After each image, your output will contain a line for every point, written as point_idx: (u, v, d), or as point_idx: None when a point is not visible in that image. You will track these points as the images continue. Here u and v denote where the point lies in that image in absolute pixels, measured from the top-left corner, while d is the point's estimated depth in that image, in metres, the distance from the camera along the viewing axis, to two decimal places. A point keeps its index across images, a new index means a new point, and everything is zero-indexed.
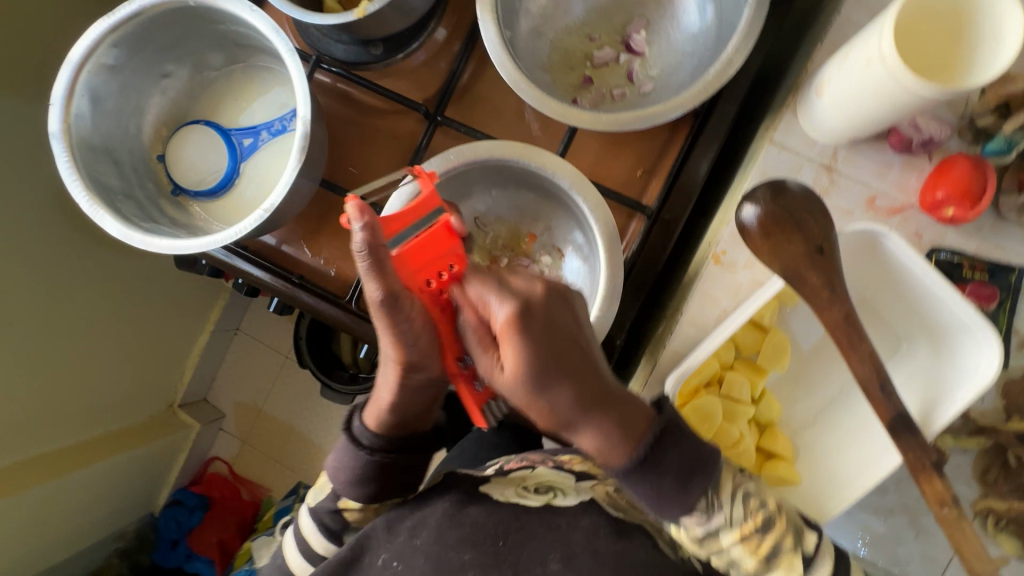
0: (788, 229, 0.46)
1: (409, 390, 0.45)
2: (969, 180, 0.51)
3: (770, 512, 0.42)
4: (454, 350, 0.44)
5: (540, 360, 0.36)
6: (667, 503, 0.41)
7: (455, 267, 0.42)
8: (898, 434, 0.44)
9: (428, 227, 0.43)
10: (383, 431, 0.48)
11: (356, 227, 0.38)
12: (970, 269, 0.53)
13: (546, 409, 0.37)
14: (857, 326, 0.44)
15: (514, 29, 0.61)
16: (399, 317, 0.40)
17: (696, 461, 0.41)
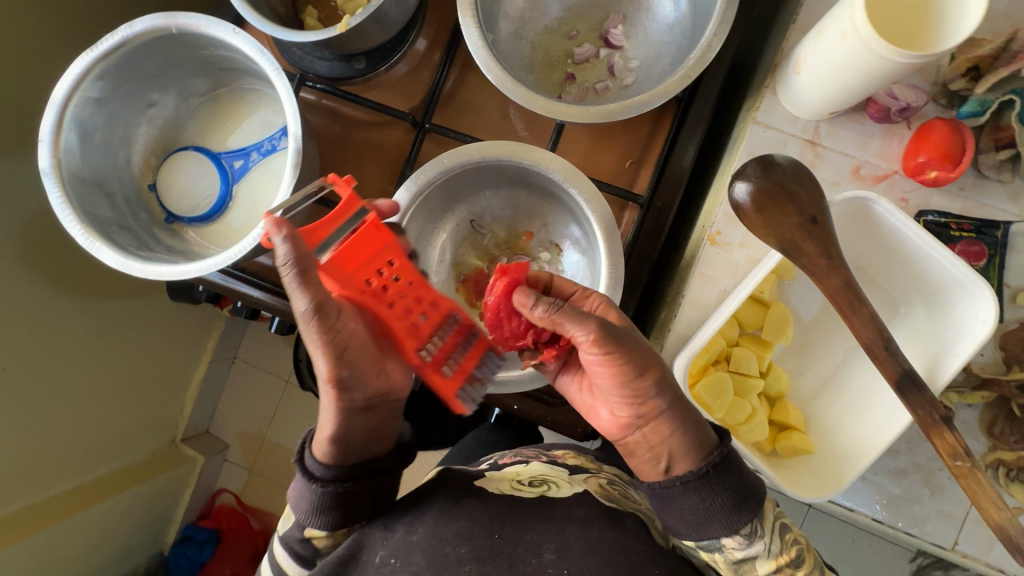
0: (782, 203, 0.47)
1: (348, 409, 0.47)
2: (948, 143, 0.53)
3: (800, 547, 0.46)
4: (412, 341, 0.46)
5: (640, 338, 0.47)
6: (715, 519, 0.44)
7: (394, 263, 0.46)
8: (906, 392, 0.45)
9: (357, 229, 0.46)
10: (338, 459, 0.47)
11: (278, 241, 0.40)
12: (958, 229, 0.55)
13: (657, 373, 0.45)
14: (856, 291, 0.46)
15: (496, 33, 0.62)
16: (329, 325, 0.43)
17: (746, 489, 0.44)
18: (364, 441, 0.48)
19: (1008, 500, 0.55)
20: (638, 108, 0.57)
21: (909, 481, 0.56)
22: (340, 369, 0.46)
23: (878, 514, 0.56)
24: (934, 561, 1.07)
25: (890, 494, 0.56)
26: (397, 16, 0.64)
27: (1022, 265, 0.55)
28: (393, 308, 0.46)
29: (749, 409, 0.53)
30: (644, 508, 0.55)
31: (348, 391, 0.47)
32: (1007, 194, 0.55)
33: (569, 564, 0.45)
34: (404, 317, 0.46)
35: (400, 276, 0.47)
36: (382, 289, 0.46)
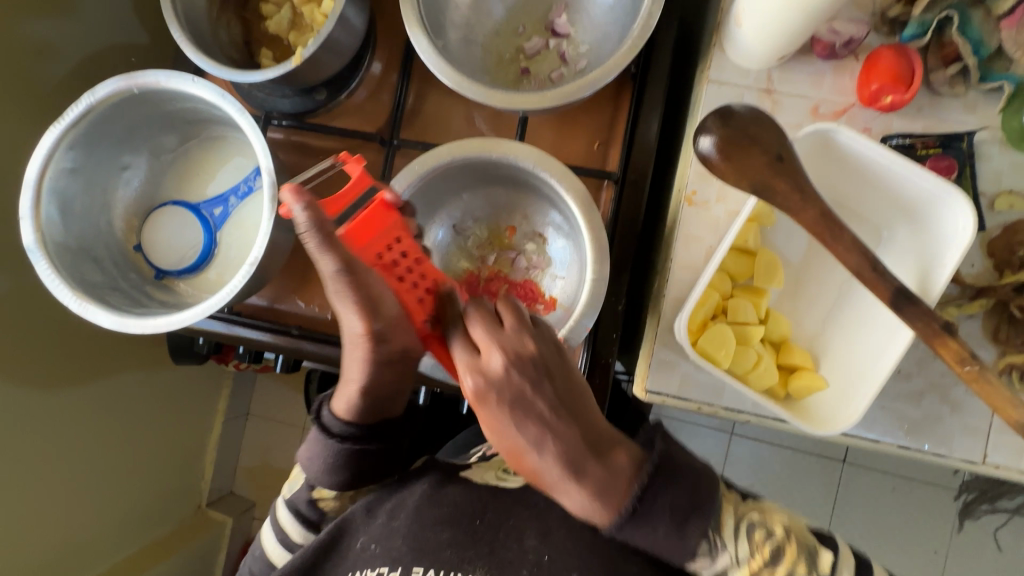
0: (746, 147, 0.48)
1: (377, 361, 0.47)
2: (896, 66, 0.54)
3: (780, 542, 0.39)
4: (422, 311, 0.49)
5: (507, 394, 0.40)
6: (669, 547, 0.40)
7: (400, 240, 0.51)
8: (902, 307, 0.45)
9: (369, 207, 0.51)
10: (353, 419, 0.50)
11: (295, 208, 0.41)
12: (924, 147, 0.56)
13: (517, 432, 0.39)
14: (835, 219, 0.46)
15: (446, 41, 0.64)
16: (360, 279, 0.45)
17: (689, 503, 0.39)
18: (383, 402, 0.50)
19: None
20: (595, 86, 0.58)
21: (927, 401, 0.56)
22: (372, 325, 0.45)
23: (902, 440, 0.56)
24: (979, 496, 1.06)
25: (910, 418, 0.56)
26: (349, 42, 0.66)
27: (993, 172, 0.56)
28: (402, 281, 0.50)
29: (754, 355, 0.53)
30: None
31: (381, 344, 0.46)
32: (965, 107, 0.57)
33: (552, 549, 0.47)
34: (413, 291, 0.49)
35: (407, 252, 0.51)
36: (392, 263, 0.50)
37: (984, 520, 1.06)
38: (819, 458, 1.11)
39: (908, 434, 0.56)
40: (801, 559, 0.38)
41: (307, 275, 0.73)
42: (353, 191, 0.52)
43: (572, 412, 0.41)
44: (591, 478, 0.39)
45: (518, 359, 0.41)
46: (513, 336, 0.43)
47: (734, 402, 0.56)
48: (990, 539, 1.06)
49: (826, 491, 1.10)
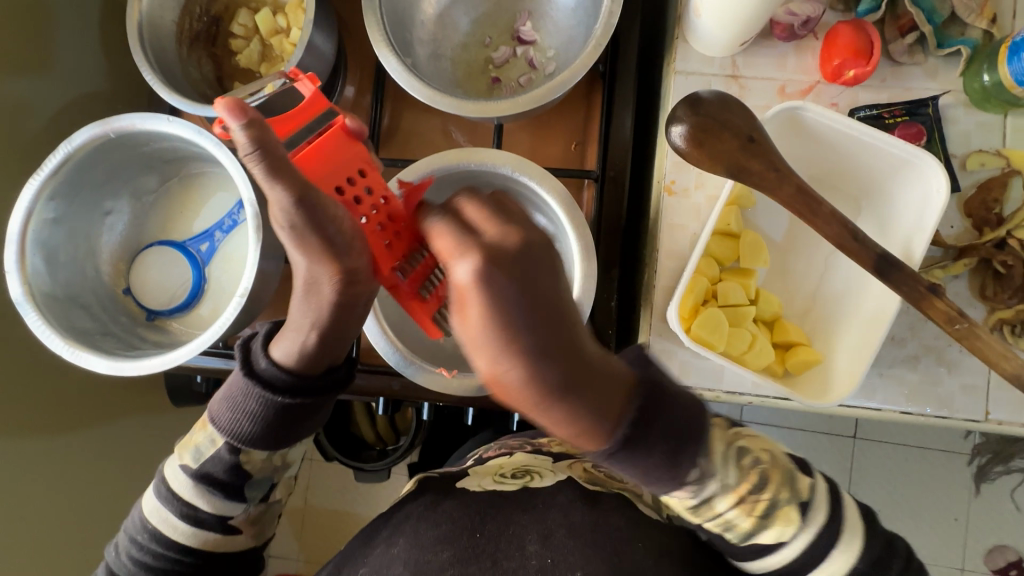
0: (717, 132, 0.49)
1: (344, 301, 0.45)
2: (855, 40, 0.56)
3: (764, 468, 0.42)
4: (389, 260, 0.49)
5: (512, 290, 0.30)
6: (656, 475, 0.38)
7: (364, 171, 0.50)
8: (886, 273, 0.46)
9: (327, 133, 0.50)
10: (295, 372, 0.49)
11: (237, 127, 0.39)
12: (891, 116, 0.58)
13: (516, 341, 0.30)
14: (811, 194, 0.47)
15: (415, 58, 0.65)
16: (317, 212, 0.41)
17: (682, 429, 0.37)
18: (332, 347, 0.49)
19: None
20: (564, 87, 0.59)
21: (925, 365, 0.56)
22: (340, 264, 0.43)
23: (904, 405, 0.56)
24: (993, 457, 1.06)
25: (910, 383, 0.56)
26: (320, 68, 0.67)
27: (961, 133, 0.58)
28: (370, 221, 0.49)
29: (748, 335, 0.53)
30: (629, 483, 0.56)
31: (351, 285, 0.45)
32: (927, 73, 0.58)
33: (553, 552, 0.48)
34: (380, 232, 0.49)
35: (371, 186, 0.50)
36: (354, 199, 0.49)
37: (1000, 482, 1.05)
38: (830, 435, 1.11)
39: (910, 399, 0.56)
40: (784, 483, 0.42)
41: None
42: (312, 115, 0.53)
43: (573, 333, 0.32)
44: (591, 405, 0.31)
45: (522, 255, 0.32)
46: (508, 229, 0.33)
47: (735, 384, 0.56)
48: (1008, 500, 1.05)
49: (841, 467, 1.10)
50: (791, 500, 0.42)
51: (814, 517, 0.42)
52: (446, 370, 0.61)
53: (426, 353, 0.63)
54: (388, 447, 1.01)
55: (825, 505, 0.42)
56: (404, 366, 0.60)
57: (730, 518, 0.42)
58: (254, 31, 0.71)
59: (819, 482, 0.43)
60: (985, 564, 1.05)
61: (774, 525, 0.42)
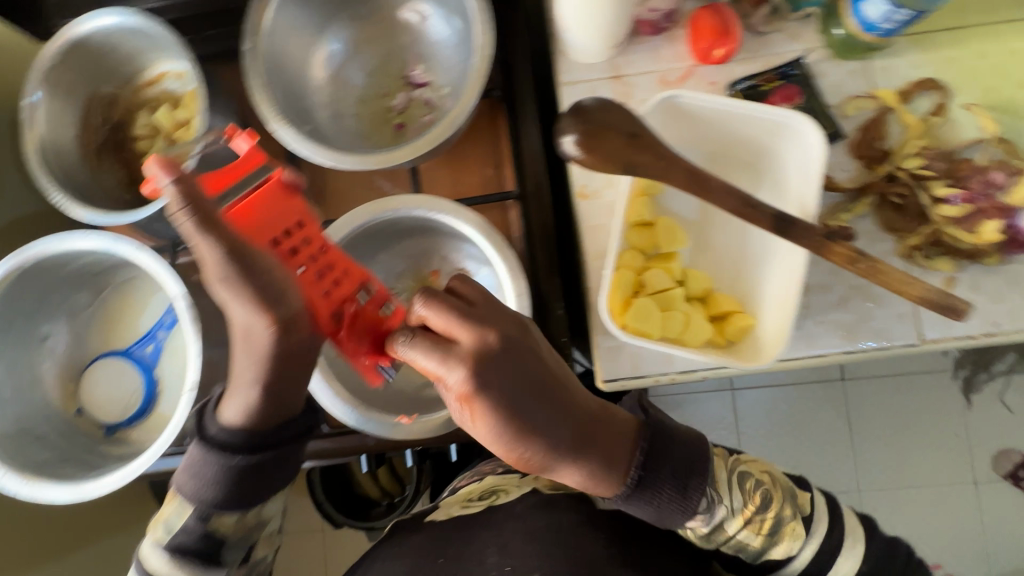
0: (602, 134, 0.51)
1: (275, 357, 0.43)
2: (714, 22, 0.59)
3: (767, 489, 0.50)
4: (327, 308, 0.48)
5: (507, 389, 0.39)
6: (670, 509, 0.45)
7: (304, 223, 0.50)
8: (785, 231, 0.48)
9: (261, 186, 0.48)
10: (246, 426, 0.49)
11: (169, 188, 0.39)
12: (766, 83, 0.61)
13: (507, 415, 0.39)
14: (700, 173, 0.50)
15: (313, 123, 0.67)
16: (254, 268, 0.41)
17: (687, 465, 0.45)
18: (282, 402, 0.48)
19: (933, 276, 0.59)
20: (455, 124, 0.60)
21: (854, 304, 0.59)
22: (274, 312, 0.41)
23: (843, 346, 0.59)
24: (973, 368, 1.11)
25: (844, 324, 0.59)
26: None
27: (833, 84, 0.61)
28: (307, 272, 0.48)
29: (681, 316, 0.55)
30: None
31: (291, 331, 0.43)
32: (788, 36, 0.62)
33: (511, 559, 0.51)
34: (316, 283, 0.48)
35: (310, 239, 0.50)
36: (291, 251, 0.48)
37: (988, 389, 1.09)
38: (820, 385, 1.13)
39: (849, 338, 0.59)
40: (787, 499, 0.50)
41: None
42: (242, 167, 0.49)
43: (564, 390, 0.42)
44: (600, 453, 0.42)
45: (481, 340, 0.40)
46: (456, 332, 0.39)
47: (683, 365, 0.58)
48: (999, 404, 1.09)
49: (838, 413, 1.12)
50: (795, 515, 0.49)
51: (817, 528, 0.49)
52: (405, 416, 0.62)
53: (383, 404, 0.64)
54: (395, 500, 0.97)
55: (824, 517, 0.50)
56: (362, 423, 0.60)
57: (743, 540, 0.49)
58: (157, 130, 0.72)
59: (816, 496, 0.51)
60: (994, 471, 1.07)
61: (782, 541, 0.49)
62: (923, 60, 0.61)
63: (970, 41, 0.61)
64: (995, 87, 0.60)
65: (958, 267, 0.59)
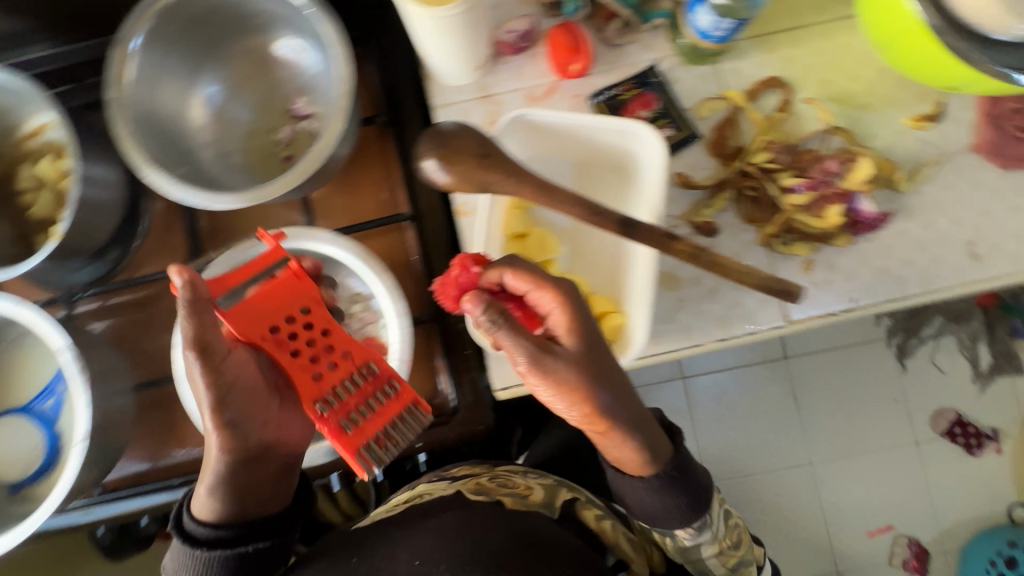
0: (456, 150, 0.53)
1: (231, 452, 0.53)
2: (567, 40, 0.63)
3: (739, 531, 0.62)
4: (313, 394, 0.53)
5: (599, 355, 0.49)
6: (674, 516, 0.55)
7: (310, 308, 0.55)
8: (629, 233, 0.51)
9: (277, 278, 0.55)
10: (215, 521, 0.54)
11: (178, 285, 0.49)
12: (625, 91, 0.65)
13: (594, 362, 0.48)
14: (548, 186, 0.52)
15: (192, 164, 0.67)
16: (216, 365, 0.52)
17: (697, 493, 0.55)
18: (254, 493, 0.56)
19: (792, 260, 0.63)
20: (320, 158, 0.60)
21: (722, 293, 0.63)
22: (223, 415, 0.53)
23: (716, 334, 0.62)
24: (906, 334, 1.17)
25: (715, 313, 0.62)
26: (112, 196, 0.68)
27: (687, 89, 0.65)
28: (297, 358, 0.54)
29: None
30: (522, 490, 0.65)
31: (238, 429, 0.54)
32: (642, 47, 0.66)
33: (421, 554, 0.50)
34: (302, 365, 0.54)
35: (314, 322, 0.55)
36: (288, 336, 0.54)
37: (920, 353, 1.15)
38: (764, 365, 1.17)
39: (721, 325, 0.62)
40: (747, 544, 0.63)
41: (173, 420, 0.73)
42: (263, 262, 0.56)
43: (624, 380, 0.50)
44: (643, 435, 0.51)
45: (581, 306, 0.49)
46: (556, 280, 0.49)
47: None
48: (931, 366, 1.15)
49: (784, 390, 1.17)
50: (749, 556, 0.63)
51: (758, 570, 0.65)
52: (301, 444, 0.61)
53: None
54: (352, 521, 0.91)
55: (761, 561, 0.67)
56: None
57: (710, 563, 0.61)
58: (42, 182, 0.72)
59: (760, 550, 0.67)
60: (932, 429, 1.14)
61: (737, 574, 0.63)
62: (765, 60, 0.66)
63: (805, 40, 0.66)
64: (830, 81, 0.65)
65: (814, 250, 0.63)
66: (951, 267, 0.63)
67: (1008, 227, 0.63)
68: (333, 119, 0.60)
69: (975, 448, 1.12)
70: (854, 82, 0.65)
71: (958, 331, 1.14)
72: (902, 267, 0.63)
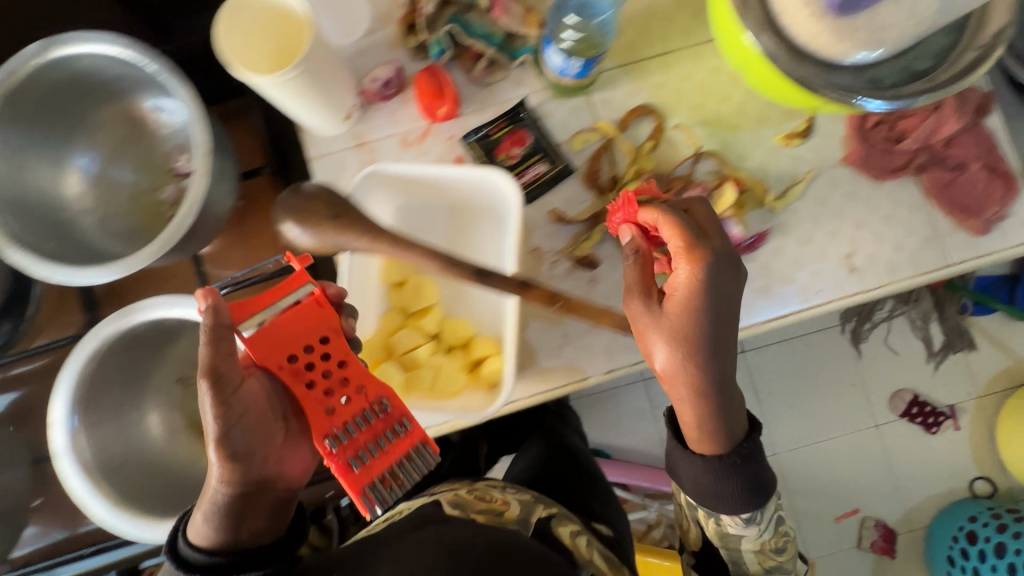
0: (309, 211, 0.53)
1: (226, 489, 0.45)
2: (431, 84, 0.62)
3: (787, 539, 0.54)
4: (322, 427, 0.46)
5: (710, 315, 0.46)
6: (730, 501, 0.49)
7: (331, 338, 0.48)
8: (486, 282, 0.52)
9: (299, 304, 0.48)
10: (216, 546, 0.44)
11: (201, 307, 0.44)
12: (497, 130, 0.65)
13: (694, 341, 0.46)
14: (404, 240, 0.52)
15: (72, 236, 0.65)
16: (226, 394, 0.45)
17: (752, 485, 0.49)
18: (253, 535, 0.46)
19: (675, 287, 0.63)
20: (184, 224, 0.59)
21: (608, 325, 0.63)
22: (225, 449, 0.45)
23: (604, 365, 0.62)
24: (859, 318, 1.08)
25: (603, 344, 0.63)
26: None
27: (560, 122, 0.65)
28: (312, 391, 0.47)
29: (429, 372, 0.59)
30: (500, 504, 0.54)
31: (241, 463, 0.45)
32: (513, 83, 0.66)
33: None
34: (320, 398, 0.47)
35: (331, 352, 0.48)
36: (305, 366, 0.47)
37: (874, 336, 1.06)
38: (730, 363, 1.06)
39: (608, 357, 0.62)
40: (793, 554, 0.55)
41: None
42: (287, 287, 0.49)
43: (728, 362, 0.47)
44: (716, 420, 0.48)
45: (724, 241, 0.48)
46: (696, 241, 0.47)
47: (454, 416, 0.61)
48: (885, 347, 1.07)
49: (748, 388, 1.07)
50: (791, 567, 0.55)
51: None
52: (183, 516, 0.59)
53: (167, 506, 0.61)
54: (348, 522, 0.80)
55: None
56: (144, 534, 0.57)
57: (746, 559, 0.54)
58: None
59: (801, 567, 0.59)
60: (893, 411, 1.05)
61: None
62: (635, 87, 0.66)
63: (674, 65, 0.66)
64: (701, 104, 0.66)
65: None
66: (831, 281, 0.64)
67: (884, 237, 0.64)
68: (197, 174, 0.59)
69: (933, 426, 1.04)
70: (724, 103, 0.66)
71: (908, 312, 1.05)
72: (783, 285, 0.64)
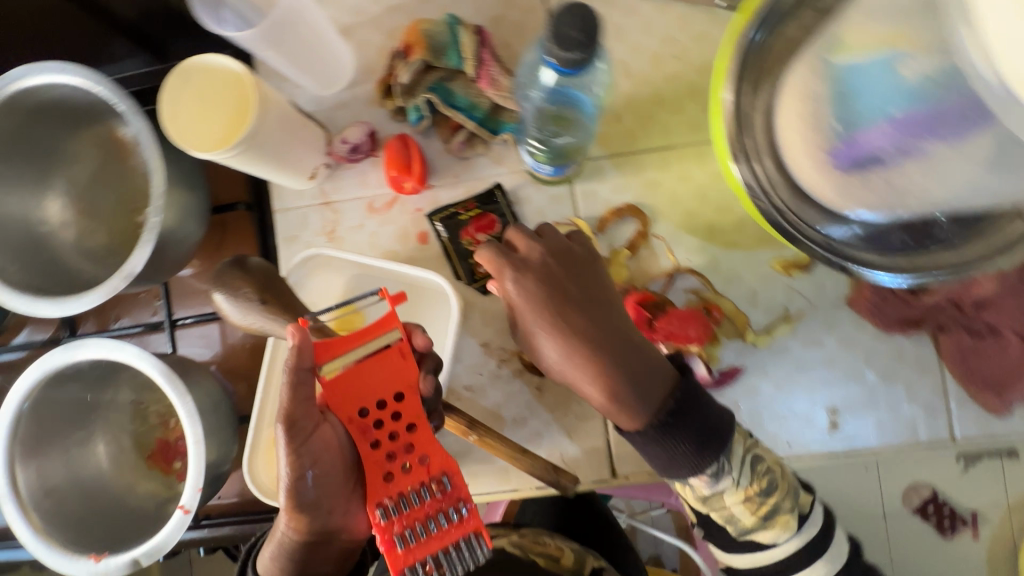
0: (237, 285, 0.51)
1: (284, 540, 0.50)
2: (400, 155, 0.58)
3: (774, 475, 0.48)
4: (376, 495, 0.43)
5: (536, 289, 0.50)
6: (676, 463, 0.46)
7: (404, 395, 0.44)
8: None
9: (379, 353, 0.44)
10: None
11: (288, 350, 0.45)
12: (466, 211, 0.60)
13: (558, 321, 0.49)
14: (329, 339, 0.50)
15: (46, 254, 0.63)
16: (298, 448, 0.46)
17: (705, 432, 0.46)
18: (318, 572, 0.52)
19: None
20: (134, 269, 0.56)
21: (548, 438, 0.59)
22: (296, 502, 0.47)
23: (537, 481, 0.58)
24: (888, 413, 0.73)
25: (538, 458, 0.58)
26: None
27: (535, 210, 0.60)
28: (374, 450, 0.44)
29: None
30: (555, 550, 0.57)
31: (308, 515, 0.48)
32: (493, 160, 0.60)
33: None
34: (379, 460, 0.43)
35: (403, 411, 0.44)
36: (374, 424, 0.44)
37: None
38: None
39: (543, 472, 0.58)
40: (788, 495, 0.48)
41: None
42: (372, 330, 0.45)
43: (620, 331, 0.49)
44: (632, 383, 0.47)
45: (562, 261, 0.51)
46: (514, 253, 0.51)
47: None
48: None
49: None
50: (791, 510, 0.48)
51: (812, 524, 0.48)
52: (99, 554, 0.59)
53: (90, 540, 0.61)
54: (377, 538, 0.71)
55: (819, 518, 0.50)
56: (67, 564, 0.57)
57: (735, 514, 0.48)
58: None
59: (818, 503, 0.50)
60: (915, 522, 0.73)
61: (772, 528, 0.48)
62: (626, 183, 0.59)
63: (673, 163, 0.59)
64: (695, 212, 0.58)
65: None
66: (807, 437, 0.56)
67: (879, 398, 0.56)
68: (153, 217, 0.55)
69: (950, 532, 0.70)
70: (721, 215, 0.58)
71: None
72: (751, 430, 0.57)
